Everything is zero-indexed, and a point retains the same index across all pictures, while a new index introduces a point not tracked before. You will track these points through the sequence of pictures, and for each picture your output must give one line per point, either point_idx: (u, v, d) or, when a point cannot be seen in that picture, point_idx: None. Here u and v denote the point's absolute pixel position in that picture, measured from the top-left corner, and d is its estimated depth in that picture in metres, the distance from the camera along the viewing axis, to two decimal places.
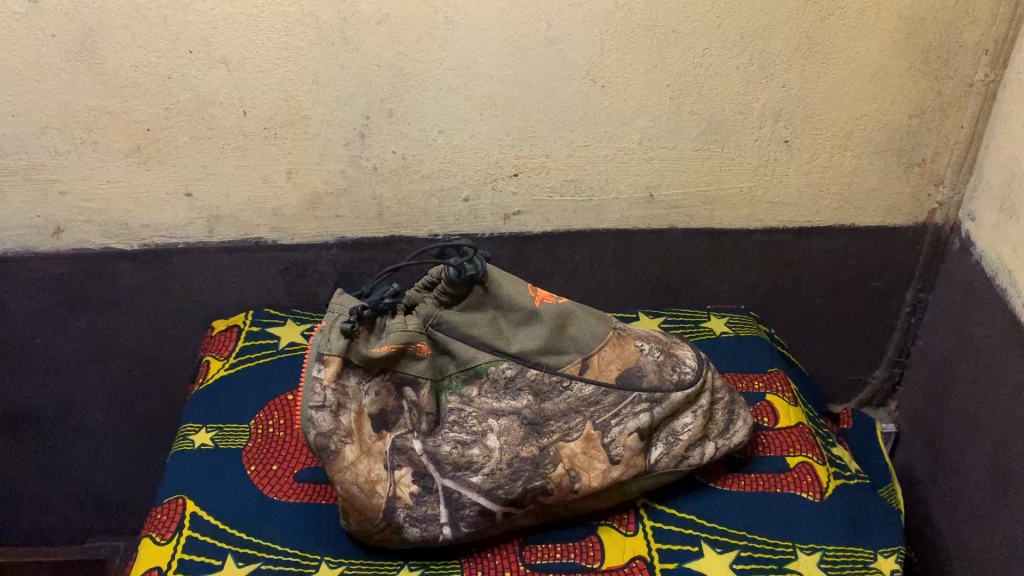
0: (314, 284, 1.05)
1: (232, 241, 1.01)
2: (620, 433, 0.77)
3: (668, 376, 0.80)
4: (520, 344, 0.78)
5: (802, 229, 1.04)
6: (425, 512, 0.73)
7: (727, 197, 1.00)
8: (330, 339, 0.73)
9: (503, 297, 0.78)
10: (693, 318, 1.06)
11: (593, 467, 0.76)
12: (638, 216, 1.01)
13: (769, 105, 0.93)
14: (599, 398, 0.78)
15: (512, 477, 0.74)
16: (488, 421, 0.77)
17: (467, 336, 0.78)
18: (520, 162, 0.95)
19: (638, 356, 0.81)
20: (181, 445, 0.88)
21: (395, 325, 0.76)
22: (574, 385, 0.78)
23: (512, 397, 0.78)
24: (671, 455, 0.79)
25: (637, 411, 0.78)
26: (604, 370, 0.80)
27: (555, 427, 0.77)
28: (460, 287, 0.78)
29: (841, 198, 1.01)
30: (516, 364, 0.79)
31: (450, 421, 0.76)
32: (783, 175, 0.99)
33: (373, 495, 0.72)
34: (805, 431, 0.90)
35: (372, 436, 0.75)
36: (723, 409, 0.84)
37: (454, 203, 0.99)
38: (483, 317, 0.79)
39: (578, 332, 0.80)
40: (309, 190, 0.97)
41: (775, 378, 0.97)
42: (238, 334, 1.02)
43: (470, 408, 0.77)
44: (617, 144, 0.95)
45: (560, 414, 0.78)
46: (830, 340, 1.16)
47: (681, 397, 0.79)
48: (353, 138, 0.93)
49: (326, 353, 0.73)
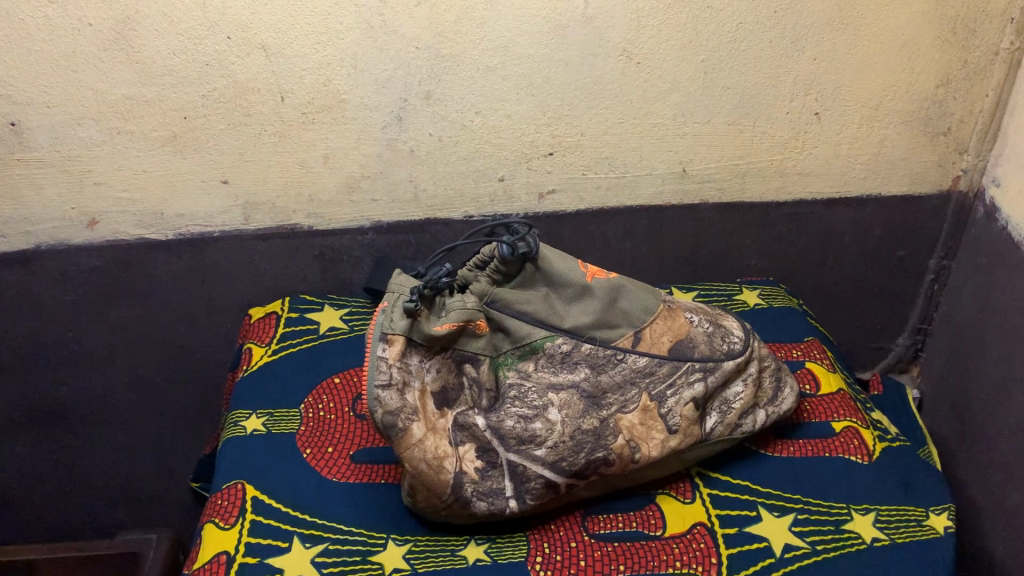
0: (348, 269, 1.05)
1: (267, 228, 1.01)
2: (676, 403, 0.78)
3: (719, 346, 0.81)
4: (573, 320, 0.79)
5: (831, 200, 1.05)
6: (491, 486, 0.75)
7: (758, 169, 1.01)
8: (393, 318, 0.73)
9: (556, 273, 0.79)
10: (726, 291, 1.07)
11: (651, 437, 0.77)
12: (671, 191, 1.02)
13: (800, 78, 0.94)
14: (654, 370, 0.79)
15: (575, 449, 0.75)
16: (549, 395, 0.77)
17: (521, 313, 0.79)
18: (555, 141, 0.96)
19: (688, 328, 0.82)
20: (233, 431, 0.88)
21: (455, 303, 0.76)
22: (628, 357, 0.80)
23: (569, 371, 0.79)
24: (725, 424, 0.81)
25: (691, 381, 0.79)
26: (657, 343, 0.81)
27: (613, 399, 0.78)
28: (513, 265, 0.78)
29: (869, 169, 1.03)
30: (569, 338, 0.80)
31: (511, 396, 0.77)
32: (813, 147, 1.00)
33: (441, 471, 0.73)
34: (846, 396, 0.92)
35: (436, 412, 0.76)
36: (771, 377, 0.85)
37: (489, 183, 0.99)
38: (536, 294, 0.80)
39: (630, 307, 0.81)
40: (345, 175, 0.97)
41: (813, 347, 0.98)
42: (278, 321, 1.01)
43: (530, 382, 0.78)
44: (651, 121, 0.96)
45: (616, 386, 0.79)
46: (854, 310, 1.18)
47: (732, 366, 0.81)
48: (390, 122, 0.93)
49: (389, 332, 0.73)
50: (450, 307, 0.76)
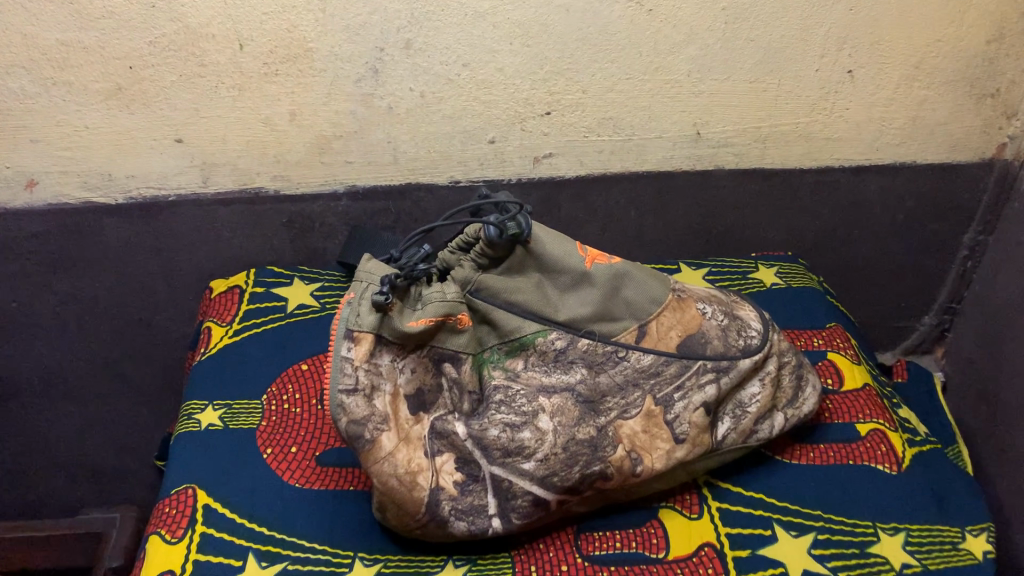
0: (321, 239, 0.95)
1: (228, 192, 0.90)
2: (685, 408, 0.69)
3: (734, 342, 0.72)
4: (569, 312, 0.69)
5: (861, 168, 0.93)
6: (472, 503, 0.66)
7: (781, 133, 0.90)
8: (360, 312, 0.63)
9: (551, 258, 0.69)
10: (741, 267, 0.97)
11: (655, 447, 0.68)
12: (683, 156, 0.91)
13: (833, 30, 0.82)
14: (659, 369, 0.70)
15: (568, 463, 0.66)
16: (539, 400, 0.67)
17: (510, 303, 0.69)
18: (552, 98, 0.85)
19: (700, 321, 0.73)
20: (186, 426, 0.79)
21: (433, 295, 0.65)
22: (631, 355, 0.70)
23: (564, 372, 0.69)
24: (739, 430, 0.72)
25: (703, 383, 0.70)
26: (664, 338, 0.71)
27: (613, 404, 0.69)
28: (501, 248, 0.68)
29: (905, 133, 0.91)
30: (564, 333, 0.70)
31: (497, 400, 0.67)
32: (844, 109, 0.89)
33: (414, 488, 0.64)
34: (873, 393, 0.83)
35: (410, 420, 0.66)
36: (790, 375, 0.76)
37: (477, 145, 0.88)
38: (527, 281, 0.69)
39: (634, 297, 0.71)
40: (315, 134, 0.86)
41: (836, 335, 0.88)
42: (241, 296, 0.91)
43: (518, 385, 0.68)
44: (662, 77, 0.84)
45: (617, 388, 0.69)
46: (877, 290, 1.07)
47: (749, 366, 0.71)
48: (365, 74, 0.82)
49: (356, 330, 0.63)
50: (427, 298, 0.65)
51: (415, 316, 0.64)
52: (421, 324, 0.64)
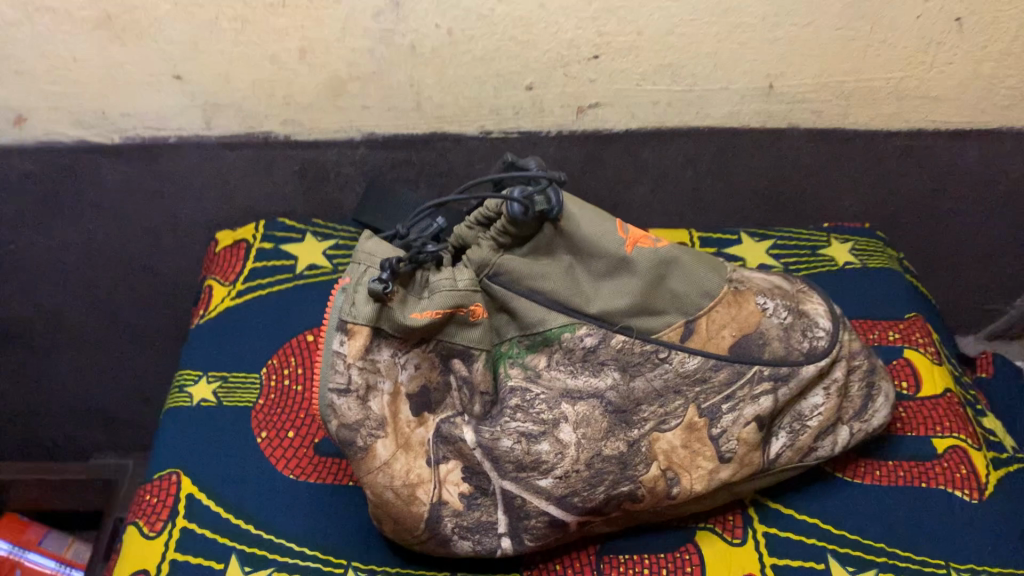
0: (337, 189, 0.86)
1: (235, 135, 0.80)
2: (733, 422, 0.59)
3: (797, 345, 0.60)
4: (603, 304, 0.58)
5: (959, 132, 0.80)
6: (479, 519, 0.58)
7: (868, 89, 0.77)
8: (355, 300, 0.54)
9: (585, 239, 0.57)
10: (811, 240, 0.85)
11: (696, 466, 0.59)
12: (751, 111, 0.79)
13: None
14: (707, 376, 0.59)
15: (592, 482, 0.57)
16: (562, 407, 0.58)
17: (534, 290, 0.58)
18: (601, 41, 0.72)
19: (760, 318, 0.61)
20: (177, 399, 0.72)
21: (442, 282, 0.55)
22: (673, 356, 0.59)
23: (592, 374, 0.59)
24: (796, 447, 0.62)
25: (757, 394, 0.59)
26: (714, 338, 0.60)
27: (648, 413, 0.59)
28: (525, 227, 0.57)
29: (1018, 93, 0.77)
30: (597, 327, 0.59)
31: (513, 405, 0.58)
32: (947, 63, 0.75)
33: (413, 502, 0.56)
34: (955, 402, 0.71)
35: (411, 423, 0.58)
36: (860, 381, 0.64)
37: (513, 92, 0.77)
38: (556, 265, 0.58)
39: (681, 288, 0.60)
40: (328, 74, 0.75)
41: (914, 327, 0.77)
42: (247, 252, 0.82)
43: (538, 388, 0.59)
44: (734, 20, 0.71)
45: (653, 395, 0.60)
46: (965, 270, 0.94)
47: (814, 373, 0.60)
48: (385, 8, 0.70)
49: (348, 321, 0.54)
50: (434, 285, 0.55)
51: (418, 307, 0.55)
52: (424, 317, 0.54)
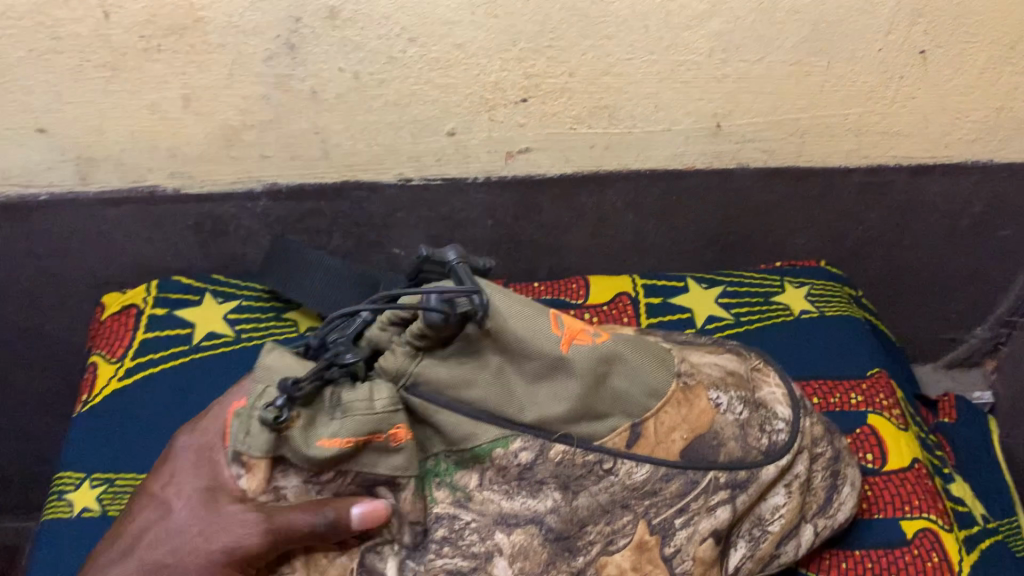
0: (239, 243, 0.76)
1: (115, 190, 0.70)
2: (688, 539, 0.49)
3: (754, 443, 0.51)
4: (540, 413, 0.44)
5: (921, 167, 0.74)
6: None
7: (825, 126, 0.70)
8: (250, 429, 0.41)
9: (517, 341, 0.43)
10: (763, 286, 0.78)
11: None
12: (697, 152, 0.71)
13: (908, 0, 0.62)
14: (658, 487, 0.48)
15: None
16: (495, 538, 0.45)
17: (456, 401, 0.43)
18: (529, 82, 0.64)
19: (713, 416, 0.50)
20: (55, 509, 0.63)
21: (355, 404, 0.41)
22: (620, 467, 0.47)
23: (530, 495, 0.46)
24: (756, 557, 0.53)
25: (713, 505, 0.49)
26: (664, 442, 0.49)
27: (594, 536, 0.48)
28: (444, 331, 0.42)
29: (984, 127, 0.71)
30: (532, 439, 0.45)
31: (439, 538, 0.45)
32: (909, 98, 0.69)
33: None
34: (923, 474, 0.66)
35: (331, 551, 0.44)
36: (824, 473, 0.57)
37: (433, 138, 0.68)
38: (483, 371, 0.43)
39: (624, 386, 0.47)
40: (218, 124, 0.66)
41: (878, 387, 0.71)
42: (136, 321, 0.73)
43: (468, 514, 0.45)
44: (677, 57, 0.64)
45: (598, 513, 0.47)
46: (926, 304, 0.88)
47: (772, 474, 0.51)
48: (278, 51, 0.61)
49: (244, 455, 0.41)
50: (344, 403, 0.41)
51: (324, 433, 0.41)
52: (334, 446, 0.40)
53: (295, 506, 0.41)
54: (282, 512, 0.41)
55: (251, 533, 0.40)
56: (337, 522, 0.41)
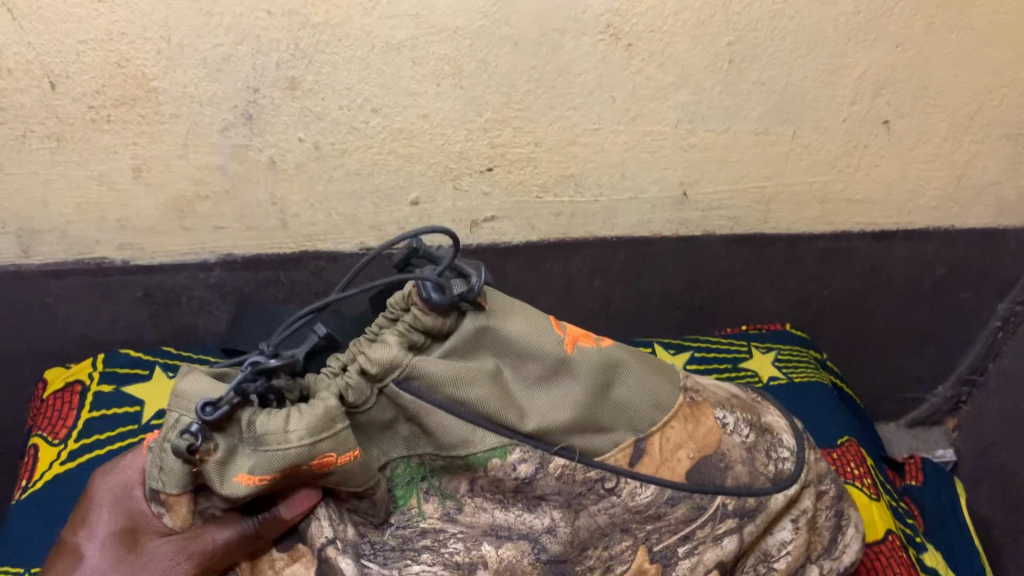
0: (191, 314, 0.73)
1: (59, 262, 0.67)
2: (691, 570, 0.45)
3: (763, 469, 0.47)
4: (545, 417, 0.42)
5: (884, 233, 0.75)
6: None
7: (790, 194, 0.70)
8: (162, 464, 0.38)
9: (516, 336, 0.44)
10: (730, 351, 0.78)
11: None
12: (663, 220, 0.70)
13: (870, 72, 0.62)
14: (663, 512, 0.44)
15: None
16: (481, 550, 0.43)
17: (455, 402, 0.41)
18: (495, 152, 0.63)
19: (720, 436, 0.47)
20: None
21: (274, 430, 0.37)
22: (621, 487, 0.44)
23: (526, 509, 0.44)
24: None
25: (719, 535, 0.45)
26: (671, 460, 0.45)
27: (593, 562, 0.44)
28: (437, 321, 0.42)
29: (944, 195, 0.72)
30: (531, 450, 0.43)
31: (423, 546, 0.43)
32: (872, 167, 0.69)
33: None
34: (898, 546, 0.65)
35: (277, 562, 0.42)
36: (827, 510, 0.51)
37: (395, 208, 0.66)
38: (481, 370, 0.42)
39: (630, 396, 0.46)
40: (171, 194, 0.63)
41: (850, 453, 0.71)
42: (81, 399, 0.69)
43: (454, 527, 0.44)
44: (644, 127, 0.63)
45: (596, 535, 0.44)
46: (888, 365, 0.88)
47: (781, 505, 0.46)
48: (234, 121, 0.59)
49: (161, 492, 0.38)
50: (262, 436, 0.37)
51: (239, 468, 0.37)
52: (248, 484, 0.37)
53: (217, 523, 0.40)
54: (205, 534, 0.39)
55: (181, 562, 0.38)
56: (266, 524, 0.41)
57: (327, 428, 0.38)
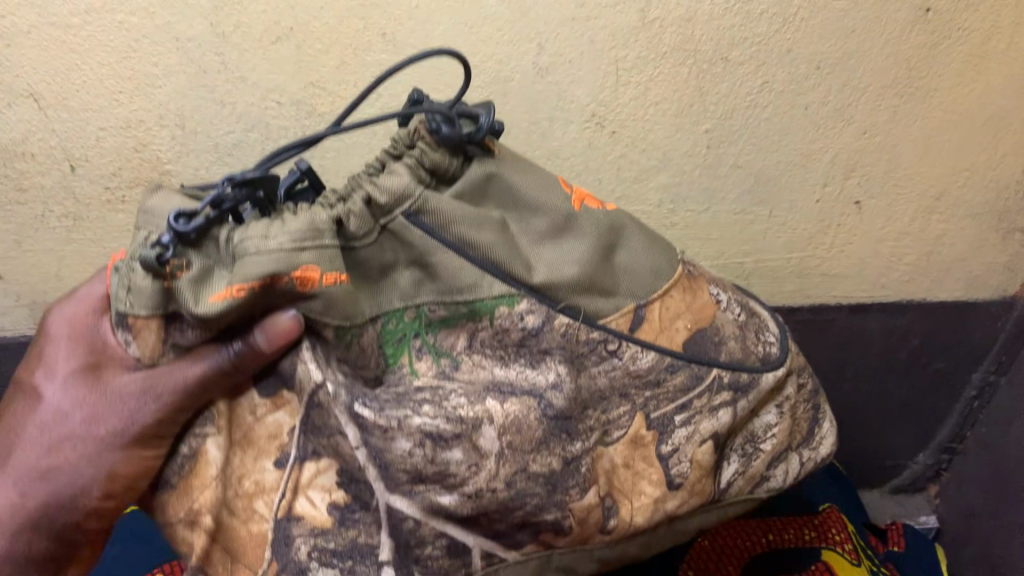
0: None
1: None
2: (688, 439, 0.44)
3: (752, 349, 0.48)
4: (552, 269, 0.41)
5: (860, 306, 0.78)
6: (350, 545, 0.38)
7: (769, 269, 0.73)
8: (131, 285, 0.35)
9: (522, 187, 0.42)
10: None
11: (639, 493, 0.44)
12: None
13: (841, 156, 0.66)
14: (660, 376, 0.44)
15: (510, 507, 0.39)
16: (486, 403, 0.38)
17: (466, 243, 0.39)
18: None
19: (714, 312, 0.48)
20: None
21: (253, 236, 0.34)
22: (626, 350, 0.43)
23: (529, 364, 0.40)
24: (748, 475, 0.49)
25: (715, 406, 0.45)
26: (669, 329, 0.45)
27: (593, 422, 0.42)
28: (443, 157, 0.39)
29: (915, 270, 0.76)
30: (539, 303, 0.41)
31: (424, 396, 0.38)
32: (846, 244, 0.73)
33: (251, 522, 0.38)
34: None
35: (258, 409, 0.39)
36: (806, 403, 0.53)
37: None
38: (491, 216, 0.40)
39: (632, 262, 0.45)
40: None
41: (829, 522, 0.71)
42: None
43: (453, 382, 0.39)
44: (628, 208, 0.67)
45: (597, 396, 0.43)
46: (869, 432, 0.90)
47: (772, 384, 0.47)
48: None
49: (129, 316, 0.36)
50: (241, 245, 0.34)
51: (217, 289, 0.35)
52: (223, 303, 0.34)
53: (186, 358, 0.37)
54: (169, 369, 0.37)
55: (147, 400, 0.37)
56: (242, 357, 0.37)
57: (314, 237, 0.35)
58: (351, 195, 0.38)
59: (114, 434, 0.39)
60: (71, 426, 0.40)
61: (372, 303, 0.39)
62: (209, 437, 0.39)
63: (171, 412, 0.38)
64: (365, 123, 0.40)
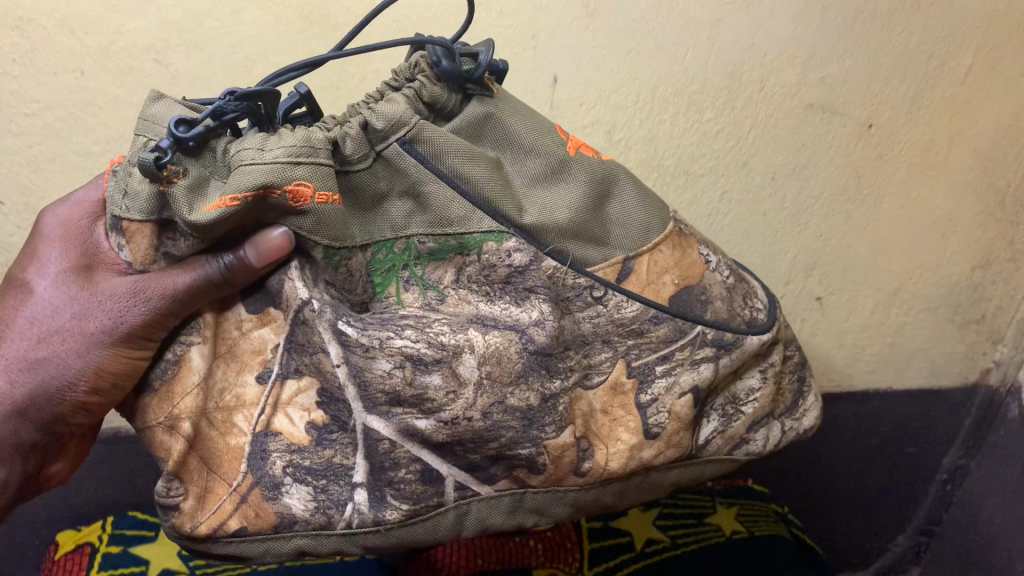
0: None
1: None
2: (667, 390, 0.47)
3: (740, 312, 0.49)
4: (543, 210, 0.43)
5: (830, 396, 0.82)
6: (328, 461, 0.44)
7: None
8: (127, 188, 0.38)
9: (517, 127, 0.44)
10: (696, 509, 0.83)
11: (615, 439, 0.47)
12: None
13: (801, 257, 0.72)
14: (644, 329, 0.46)
15: (483, 436, 0.44)
16: (469, 334, 0.42)
17: (459, 177, 0.42)
18: None
19: (703, 271, 0.48)
20: None
21: (248, 150, 0.37)
22: (609, 297, 0.45)
23: (514, 303, 0.44)
24: (726, 435, 0.51)
25: (697, 359, 0.48)
26: (656, 282, 0.46)
27: (574, 363, 0.45)
28: (441, 95, 0.42)
29: (880, 360, 0.80)
30: (526, 243, 0.43)
31: (408, 323, 0.42)
32: (812, 337, 0.77)
33: (229, 433, 0.44)
34: None
35: (244, 324, 0.44)
36: (792, 374, 0.55)
37: None
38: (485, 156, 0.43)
39: (623, 213, 0.46)
40: None
41: None
42: (92, 558, 0.73)
43: (439, 313, 0.43)
44: None
45: (581, 339, 0.46)
46: (850, 519, 0.92)
47: (755, 346, 0.49)
48: None
49: (123, 219, 0.39)
50: (238, 156, 0.37)
51: (209, 200, 0.37)
52: (213, 212, 0.37)
53: (177, 266, 0.40)
54: (161, 275, 0.40)
55: (139, 303, 0.40)
56: (232, 270, 0.40)
57: (309, 154, 0.38)
58: (349, 120, 0.41)
59: (104, 331, 0.41)
60: (61, 322, 0.41)
61: (365, 229, 0.42)
62: (194, 345, 0.43)
63: (160, 315, 0.41)
64: (368, 48, 0.41)
